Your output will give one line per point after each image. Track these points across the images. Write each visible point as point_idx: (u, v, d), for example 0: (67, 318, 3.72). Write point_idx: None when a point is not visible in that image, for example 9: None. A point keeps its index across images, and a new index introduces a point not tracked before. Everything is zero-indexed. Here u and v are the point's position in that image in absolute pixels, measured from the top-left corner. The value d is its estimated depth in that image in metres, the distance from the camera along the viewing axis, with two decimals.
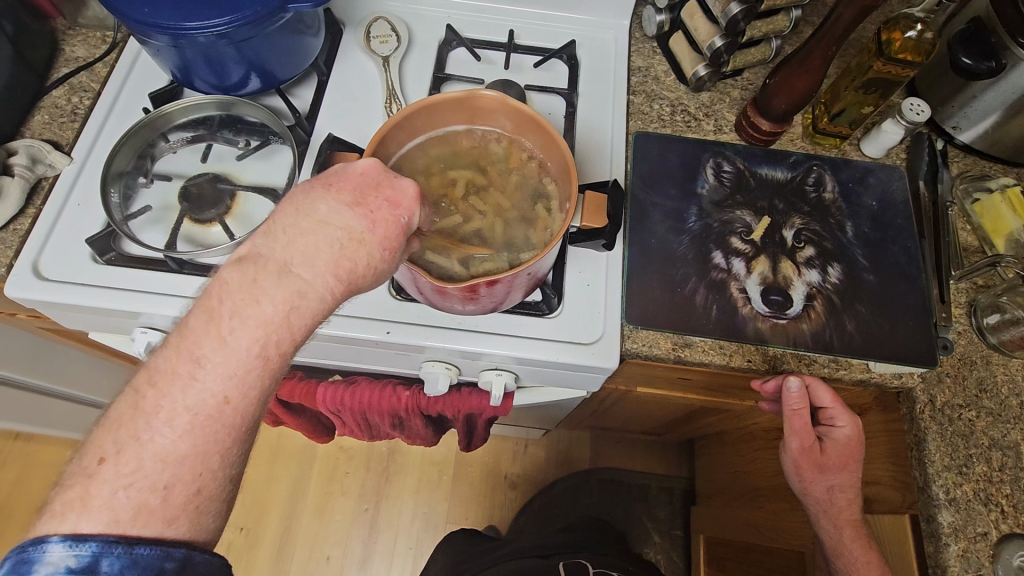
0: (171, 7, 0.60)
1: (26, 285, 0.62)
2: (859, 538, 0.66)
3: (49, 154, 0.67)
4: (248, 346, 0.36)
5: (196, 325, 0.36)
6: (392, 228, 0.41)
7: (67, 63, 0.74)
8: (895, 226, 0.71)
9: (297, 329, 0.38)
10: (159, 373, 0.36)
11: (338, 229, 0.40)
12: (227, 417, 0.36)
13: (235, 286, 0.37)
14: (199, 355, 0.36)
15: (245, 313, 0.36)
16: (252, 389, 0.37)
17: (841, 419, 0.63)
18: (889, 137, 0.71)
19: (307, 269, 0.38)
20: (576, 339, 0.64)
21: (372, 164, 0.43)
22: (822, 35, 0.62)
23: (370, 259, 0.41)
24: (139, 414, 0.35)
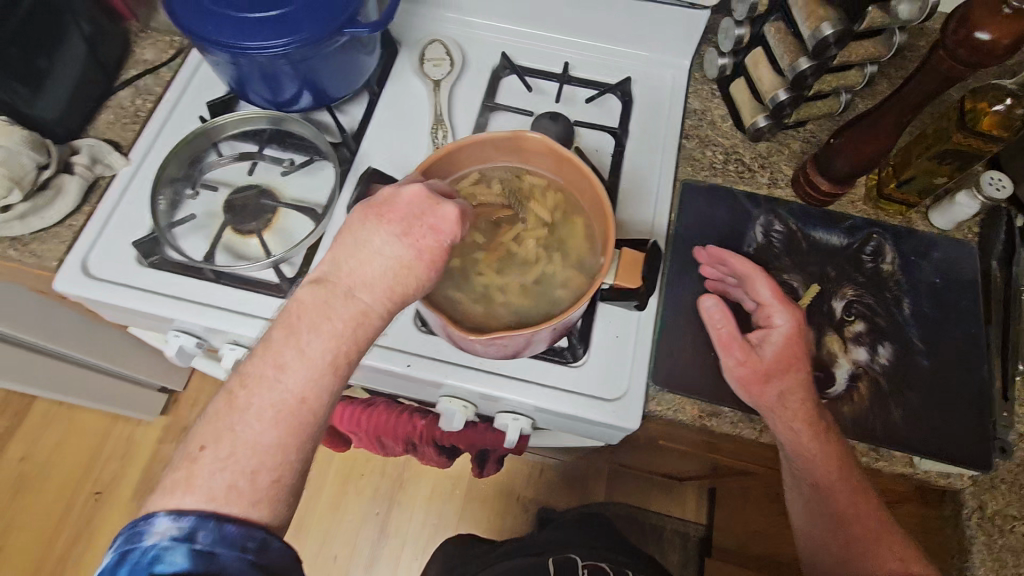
0: (232, 25, 0.61)
1: (74, 281, 0.65)
2: (825, 447, 0.56)
3: (108, 155, 0.69)
4: (321, 356, 0.41)
5: (276, 339, 0.41)
6: (437, 252, 0.45)
7: (135, 65, 0.77)
8: (960, 308, 0.65)
9: (360, 341, 0.43)
10: (248, 376, 0.40)
11: (390, 254, 0.44)
12: (304, 415, 0.40)
13: (309, 305, 0.42)
14: (282, 360, 0.40)
15: (320, 328, 0.41)
16: (326, 392, 0.41)
17: (777, 313, 0.57)
18: (962, 210, 0.66)
19: (366, 293, 0.43)
20: (598, 394, 0.62)
21: (419, 191, 0.46)
22: (898, 102, 0.57)
23: (418, 282, 0.45)
24: (234, 409, 0.39)
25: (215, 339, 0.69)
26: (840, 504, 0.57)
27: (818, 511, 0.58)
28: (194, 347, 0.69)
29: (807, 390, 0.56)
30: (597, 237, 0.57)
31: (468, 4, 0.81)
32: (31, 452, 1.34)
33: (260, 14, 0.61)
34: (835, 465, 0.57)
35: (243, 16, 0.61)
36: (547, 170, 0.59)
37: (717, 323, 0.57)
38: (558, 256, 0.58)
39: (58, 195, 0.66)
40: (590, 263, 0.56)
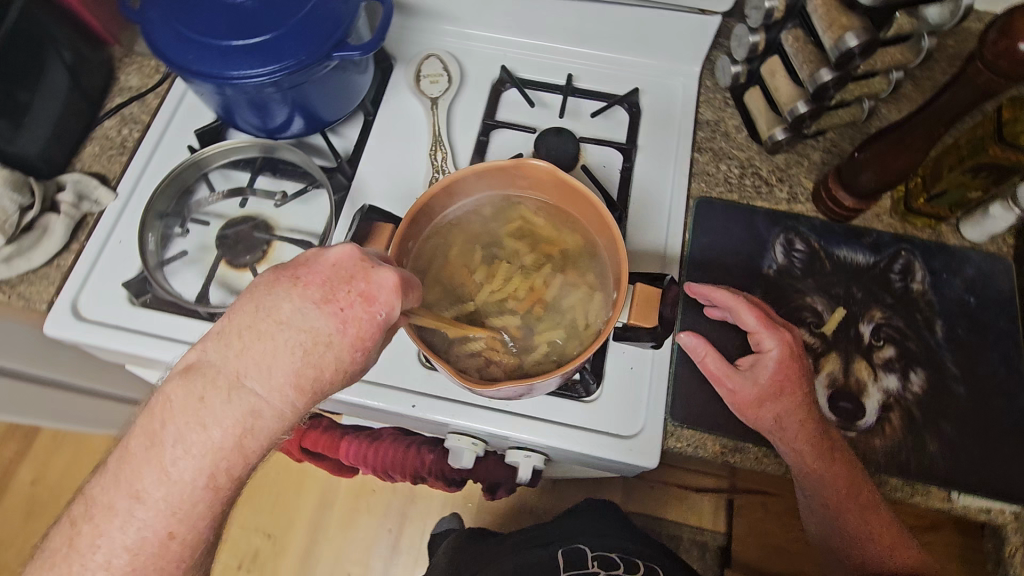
0: (214, 53, 0.58)
1: (64, 324, 0.63)
2: (833, 465, 0.54)
3: (95, 190, 0.67)
4: (194, 476, 0.34)
5: (138, 453, 0.34)
6: (366, 328, 0.36)
7: (121, 93, 0.74)
8: (996, 330, 0.61)
9: (248, 452, 0.35)
10: (100, 502, 0.35)
11: (297, 331, 0.35)
12: (171, 551, 0.35)
13: (179, 408, 0.34)
14: (139, 487, 0.34)
15: (189, 440, 0.34)
16: (200, 519, 0.35)
17: (765, 338, 0.54)
18: (995, 223, 0.62)
19: (260, 383, 0.35)
20: (612, 430, 0.59)
21: (348, 252, 0.38)
22: (931, 116, 0.53)
23: (337, 365, 0.36)
24: (76, 552, 0.34)
25: None
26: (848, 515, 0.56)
27: (829, 523, 0.57)
28: None
29: (809, 408, 0.54)
30: (608, 274, 0.53)
31: (465, 16, 0.77)
32: (41, 474, 1.33)
33: (246, 41, 0.58)
34: (844, 483, 0.54)
35: (228, 44, 0.58)
36: (554, 196, 0.55)
37: (704, 358, 0.54)
38: (570, 293, 0.55)
39: (44, 236, 0.64)
40: (602, 298, 0.53)
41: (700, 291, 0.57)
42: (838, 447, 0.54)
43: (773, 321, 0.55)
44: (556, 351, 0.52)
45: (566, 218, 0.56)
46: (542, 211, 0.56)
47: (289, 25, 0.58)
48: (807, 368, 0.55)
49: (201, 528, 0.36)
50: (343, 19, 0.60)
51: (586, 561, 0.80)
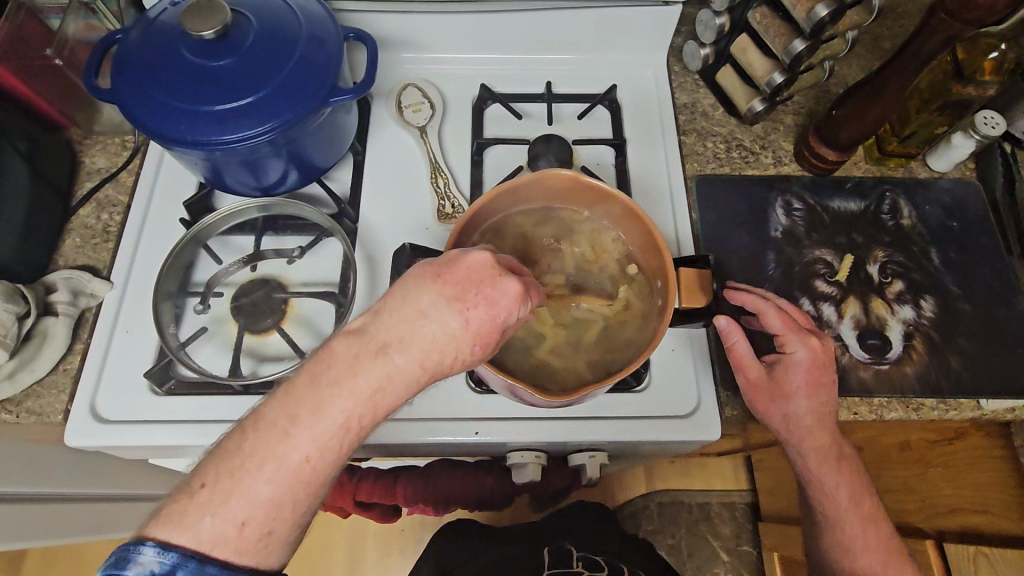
0: (206, 119, 0.56)
1: (87, 431, 0.58)
2: (834, 466, 0.58)
3: (89, 283, 0.63)
4: (338, 418, 0.35)
5: (303, 384, 0.35)
6: (486, 330, 0.38)
7: (90, 176, 0.70)
8: (980, 247, 0.68)
9: (381, 409, 0.36)
10: (262, 420, 0.35)
11: (434, 324, 0.36)
12: (305, 476, 0.34)
13: (339, 358, 0.36)
14: (297, 414, 0.35)
15: (341, 386, 0.35)
16: (333, 456, 0.35)
17: (792, 342, 0.56)
18: (959, 151, 0.68)
19: (401, 355, 0.36)
20: (672, 413, 0.61)
21: (482, 257, 0.39)
22: (897, 67, 0.58)
23: (457, 356, 0.37)
24: (240, 453, 0.34)
25: None
26: (845, 520, 0.60)
27: (824, 526, 0.61)
28: None
29: (824, 413, 0.56)
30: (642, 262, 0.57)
31: (431, 41, 0.77)
32: None
33: (236, 102, 0.56)
34: (844, 483, 0.59)
35: (217, 108, 0.56)
36: (568, 200, 0.57)
37: (734, 344, 0.56)
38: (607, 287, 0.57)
39: (46, 341, 0.59)
40: (646, 287, 0.56)
41: (733, 293, 0.58)
42: (843, 451, 0.58)
43: (802, 327, 0.57)
44: (620, 346, 0.54)
45: (585, 218, 0.58)
46: (560, 216, 0.59)
47: (277, 80, 0.57)
48: (833, 377, 0.56)
49: (333, 466, 0.36)
50: (330, 66, 0.59)
51: (570, 559, 0.80)
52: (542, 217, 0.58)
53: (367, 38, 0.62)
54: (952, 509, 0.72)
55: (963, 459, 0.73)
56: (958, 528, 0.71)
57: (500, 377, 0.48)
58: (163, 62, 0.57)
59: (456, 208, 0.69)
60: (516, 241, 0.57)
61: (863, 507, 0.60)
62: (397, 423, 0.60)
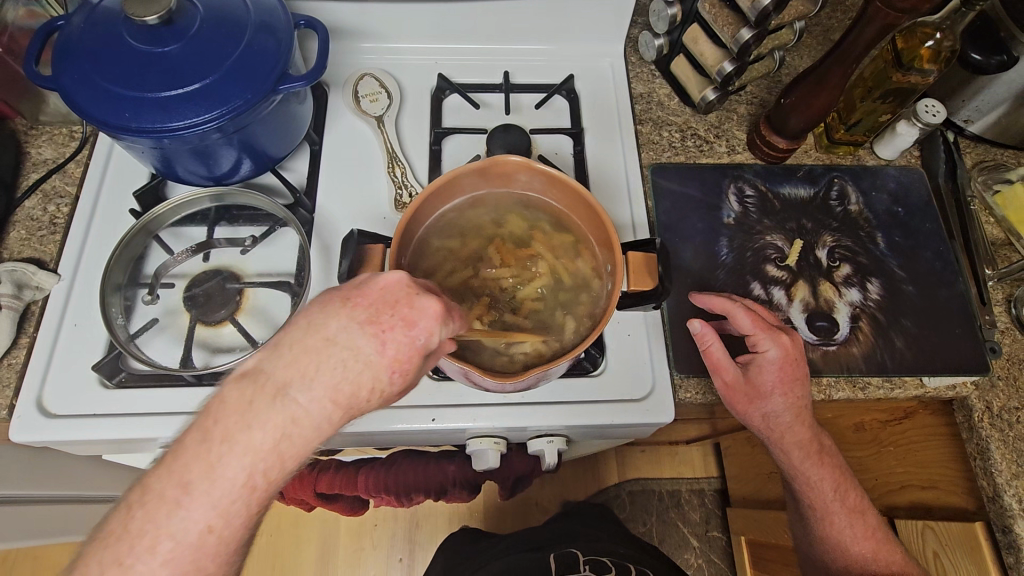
0: (151, 107, 0.55)
1: (32, 426, 0.57)
2: (817, 459, 0.61)
3: (34, 275, 0.61)
4: (238, 474, 0.34)
5: (190, 446, 0.34)
6: (404, 351, 0.37)
7: (35, 167, 0.68)
8: (924, 231, 0.70)
9: (287, 457, 0.35)
10: (149, 494, 0.34)
11: (343, 351, 0.35)
12: (210, 545, 0.34)
13: (231, 409, 0.34)
14: (189, 480, 0.34)
15: (237, 441, 0.34)
16: (239, 517, 0.35)
17: (764, 341, 0.57)
18: (904, 139, 0.70)
19: (305, 394, 0.35)
20: (627, 396, 0.62)
21: (394, 278, 0.38)
22: (840, 55, 0.60)
23: (374, 385, 0.36)
24: (126, 536, 0.33)
25: None
26: (835, 513, 0.62)
27: (813, 520, 0.63)
28: None
29: (802, 410, 0.59)
30: (581, 231, 0.58)
31: (387, 31, 0.77)
32: None
33: (183, 89, 0.55)
34: (828, 476, 0.61)
35: (163, 94, 0.55)
36: (495, 184, 0.58)
37: (709, 346, 0.57)
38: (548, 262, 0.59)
39: None
40: (592, 265, 0.57)
41: (702, 298, 0.60)
42: (824, 444, 0.61)
43: (772, 326, 0.58)
44: (571, 328, 0.55)
45: (523, 203, 0.59)
46: (508, 207, 0.59)
47: (225, 66, 0.56)
48: (803, 370, 0.58)
49: (241, 525, 0.35)
50: (280, 52, 0.59)
51: (579, 562, 0.81)
52: (475, 208, 0.59)
53: (318, 25, 0.62)
54: (902, 487, 0.74)
55: (912, 438, 0.74)
56: (907, 503, 0.73)
57: (455, 363, 0.48)
58: (107, 48, 0.56)
59: (413, 197, 0.69)
60: (457, 237, 0.58)
61: (847, 499, 0.62)
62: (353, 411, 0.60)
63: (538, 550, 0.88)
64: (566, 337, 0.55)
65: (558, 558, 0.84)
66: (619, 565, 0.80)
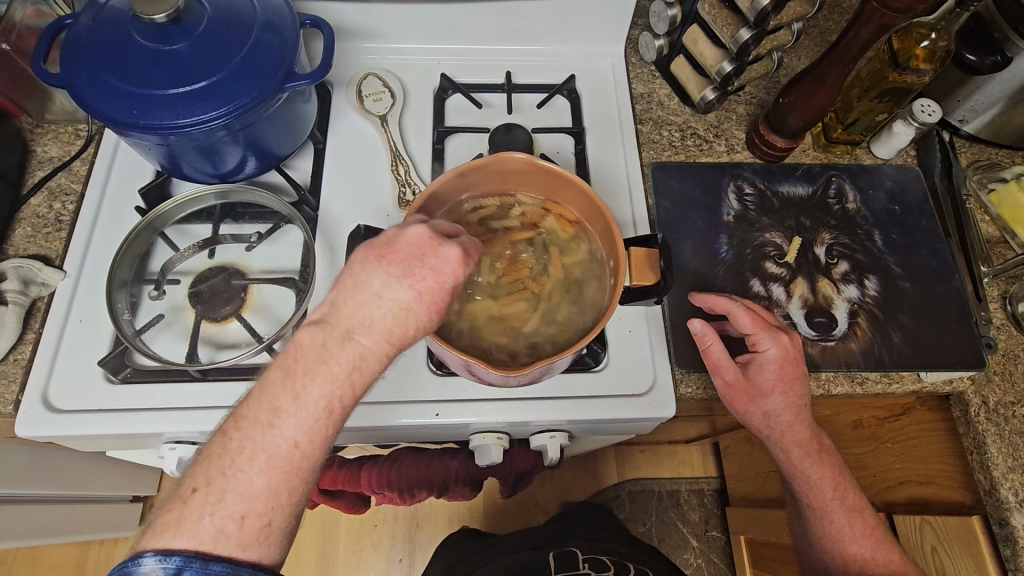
0: (159, 104, 0.55)
1: (38, 421, 0.57)
2: (817, 458, 0.61)
3: (41, 272, 0.62)
4: (318, 400, 0.37)
5: (275, 380, 0.37)
6: (438, 296, 0.41)
7: (41, 165, 0.69)
8: (920, 228, 0.71)
9: (358, 386, 0.39)
10: (242, 418, 0.37)
11: (389, 299, 0.40)
12: (296, 460, 0.37)
13: (307, 348, 0.38)
14: (278, 405, 0.37)
15: (316, 371, 0.38)
16: (320, 437, 0.38)
17: (764, 340, 0.58)
18: (900, 138, 0.71)
19: (366, 335, 0.39)
20: (628, 391, 0.62)
21: (419, 232, 0.42)
22: (837, 55, 0.61)
23: (418, 326, 0.41)
24: (227, 452, 0.36)
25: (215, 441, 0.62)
26: (835, 512, 0.62)
27: (813, 520, 0.63)
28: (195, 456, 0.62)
29: (802, 409, 0.59)
30: (577, 223, 0.59)
31: (391, 32, 0.78)
32: None
33: (189, 87, 0.56)
34: (828, 474, 0.62)
35: (170, 92, 0.55)
36: (488, 184, 0.58)
37: (710, 346, 0.58)
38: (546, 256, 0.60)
39: None
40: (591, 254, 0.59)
41: (701, 298, 0.61)
42: (824, 444, 0.61)
43: (771, 325, 0.59)
44: (574, 321, 0.56)
45: (517, 199, 0.60)
46: (503, 203, 0.60)
47: (231, 65, 0.57)
48: (802, 369, 0.59)
49: (318, 449, 0.38)
50: (285, 51, 0.59)
51: (577, 562, 0.82)
52: (470, 208, 0.59)
53: (323, 25, 0.63)
54: (899, 482, 0.75)
55: (910, 434, 0.74)
56: (904, 499, 0.74)
57: (457, 356, 0.48)
58: (114, 46, 0.56)
59: (416, 195, 0.70)
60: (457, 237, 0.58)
61: (847, 498, 0.62)
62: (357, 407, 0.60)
63: (537, 548, 0.89)
64: (569, 329, 0.55)
65: (557, 558, 0.84)
66: (618, 564, 0.80)
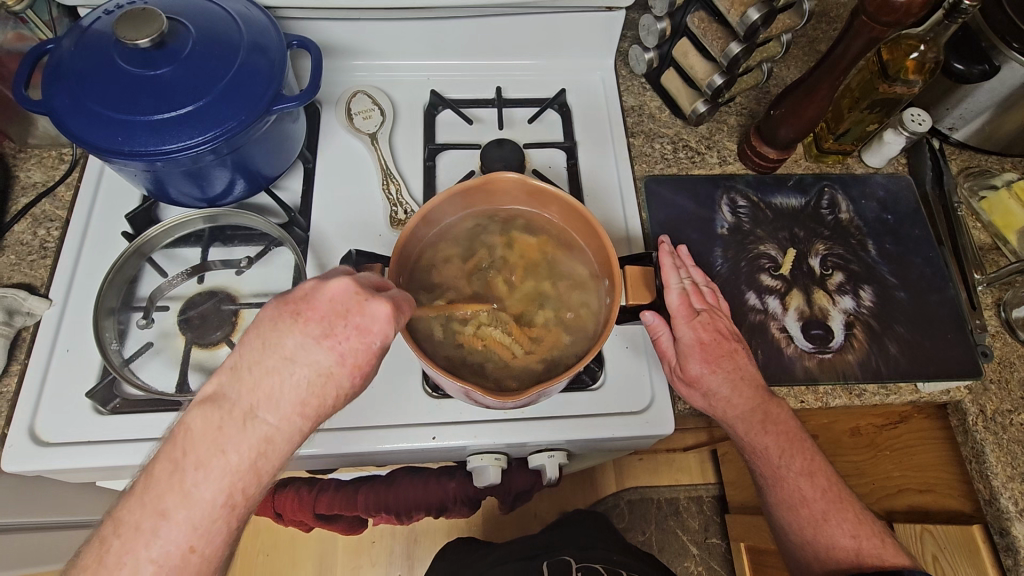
0: (144, 130, 0.54)
1: (25, 456, 0.55)
2: (762, 428, 0.56)
3: (25, 301, 0.60)
4: (215, 495, 0.35)
5: (162, 476, 0.35)
6: (362, 356, 0.39)
7: (25, 191, 0.68)
8: (913, 237, 0.71)
9: (263, 473, 0.37)
10: (124, 524, 0.35)
11: (303, 367, 0.37)
12: (194, 565, 0.35)
13: (202, 434, 0.36)
14: (164, 507, 0.35)
15: (209, 465, 0.35)
16: (219, 535, 0.36)
17: (680, 326, 0.56)
18: (892, 147, 0.72)
19: (271, 414, 0.37)
20: (627, 409, 0.62)
21: (343, 286, 0.40)
22: (827, 67, 0.61)
23: (338, 392, 0.39)
24: (105, 566, 0.34)
25: None
26: (810, 502, 0.55)
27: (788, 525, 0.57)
28: None
29: (738, 381, 0.55)
30: (571, 238, 0.59)
31: (380, 49, 0.77)
32: None
33: (176, 112, 0.55)
34: (779, 446, 0.56)
35: (157, 117, 0.55)
36: (477, 203, 0.58)
37: (658, 337, 0.57)
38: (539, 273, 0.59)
39: None
40: (586, 271, 0.58)
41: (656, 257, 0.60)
42: (770, 410, 0.56)
43: (694, 309, 0.57)
44: (570, 343, 0.55)
45: (507, 215, 0.60)
46: (493, 221, 0.60)
47: (219, 88, 0.56)
48: (730, 346, 0.56)
49: (222, 543, 0.36)
50: (273, 73, 0.59)
51: (571, 566, 0.83)
52: (459, 228, 0.59)
53: (310, 45, 0.62)
54: (899, 491, 0.75)
55: (909, 441, 0.74)
56: (905, 507, 0.74)
57: (455, 382, 0.48)
58: (98, 73, 0.55)
59: (408, 214, 0.69)
60: (448, 258, 0.58)
61: (813, 479, 0.56)
62: (352, 432, 0.59)
63: (534, 560, 0.87)
64: (565, 352, 0.55)
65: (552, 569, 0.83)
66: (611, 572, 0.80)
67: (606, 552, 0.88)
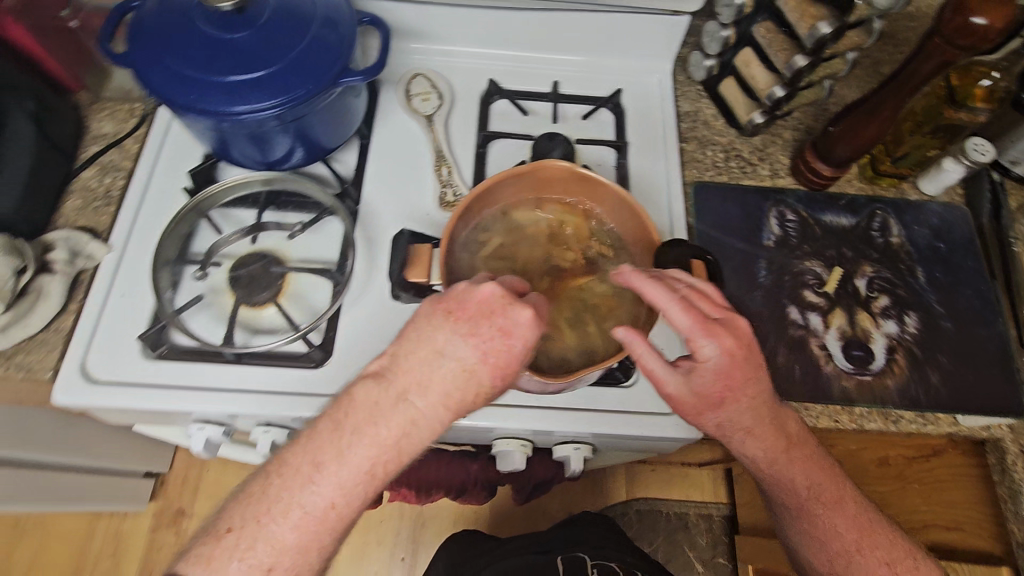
0: (217, 90, 0.56)
1: (76, 390, 0.58)
2: (788, 457, 0.53)
3: (88, 244, 0.63)
4: (362, 462, 0.41)
5: (323, 434, 0.41)
6: (503, 357, 0.42)
7: (95, 140, 0.70)
8: (966, 268, 0.70)
9: (404, 452, 0.42)
10: (286, 465, 0.41)
11: (451, 360, 0.42)
12: (332, 521, 0.40)
13: (360, 404, 0.42)
14: (321, 459, 0.41)
15: (363, 433, 0.41)
16: (357, 499, 0.41)
17: (704, 346, 0.47)
18: (949, 176, 0.70)
19: (421, 398, 0.42)
20: (657, 410, 0.61)
21: (490, 289, 0.43)
22: (896, 86, 0.60)
23: (478, 391, 0.43)
24: (266, 498, 0.40)
25: (243, 423, 0.63)
26: (842, 533, 0.54)
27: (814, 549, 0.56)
28: (221, 436, 0.62)
29: (764, 409, 0.50)
30: (620, 236, 0.60)
31: (443, 33, 0.79)
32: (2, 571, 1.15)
33: (248, 76, 0.57)
34: (803, 472, 0.53)
35: (229, 80, 0.56)
36: (530, 189, 0.60)
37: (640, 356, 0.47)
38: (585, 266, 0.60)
39: (41, 298, 0.60)
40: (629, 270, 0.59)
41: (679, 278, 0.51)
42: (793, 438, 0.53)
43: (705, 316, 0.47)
44: (586, 349, 0.55)
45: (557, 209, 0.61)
46: (541, 211, 0.61)
47: (289, 57, 0.58)
48: (756, 363, 0.49)
49: (356, 508, 0.42)
50: (342, 47, 0.60)
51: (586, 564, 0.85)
52: (506, 214, 0.60)
53: (380, 23, 0.64)
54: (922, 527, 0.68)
55: (939, 477, 0.70)
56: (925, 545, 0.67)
57: None
58: (180, 32, 0.57)
59: (457, 197, 0.70)
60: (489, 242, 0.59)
61: (843, 507, 0.54)
62: None
63: (543, 555, 0.88)
64: (579, 359, 0.54)
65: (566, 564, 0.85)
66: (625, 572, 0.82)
67: (618, 552, 0.89)
